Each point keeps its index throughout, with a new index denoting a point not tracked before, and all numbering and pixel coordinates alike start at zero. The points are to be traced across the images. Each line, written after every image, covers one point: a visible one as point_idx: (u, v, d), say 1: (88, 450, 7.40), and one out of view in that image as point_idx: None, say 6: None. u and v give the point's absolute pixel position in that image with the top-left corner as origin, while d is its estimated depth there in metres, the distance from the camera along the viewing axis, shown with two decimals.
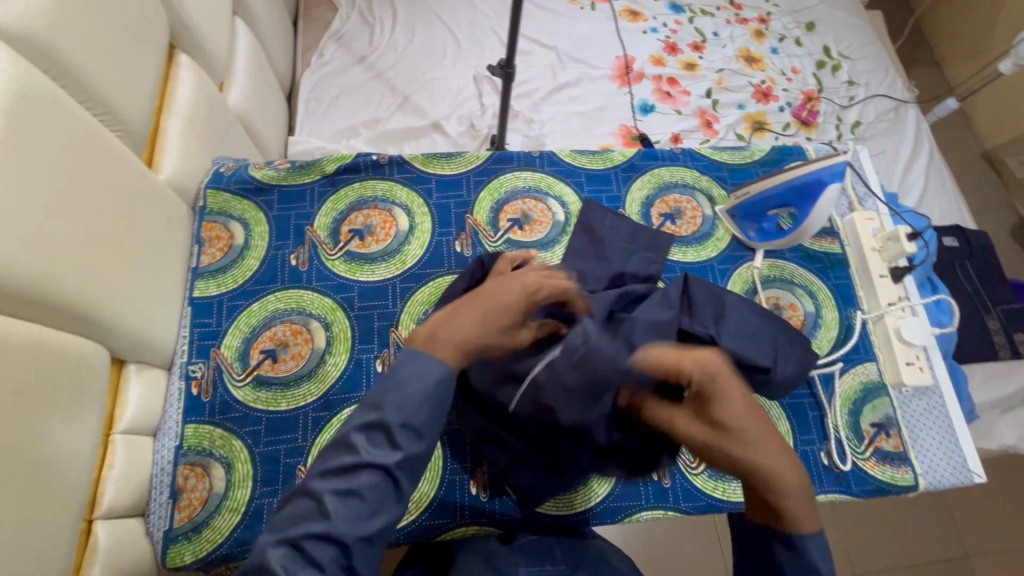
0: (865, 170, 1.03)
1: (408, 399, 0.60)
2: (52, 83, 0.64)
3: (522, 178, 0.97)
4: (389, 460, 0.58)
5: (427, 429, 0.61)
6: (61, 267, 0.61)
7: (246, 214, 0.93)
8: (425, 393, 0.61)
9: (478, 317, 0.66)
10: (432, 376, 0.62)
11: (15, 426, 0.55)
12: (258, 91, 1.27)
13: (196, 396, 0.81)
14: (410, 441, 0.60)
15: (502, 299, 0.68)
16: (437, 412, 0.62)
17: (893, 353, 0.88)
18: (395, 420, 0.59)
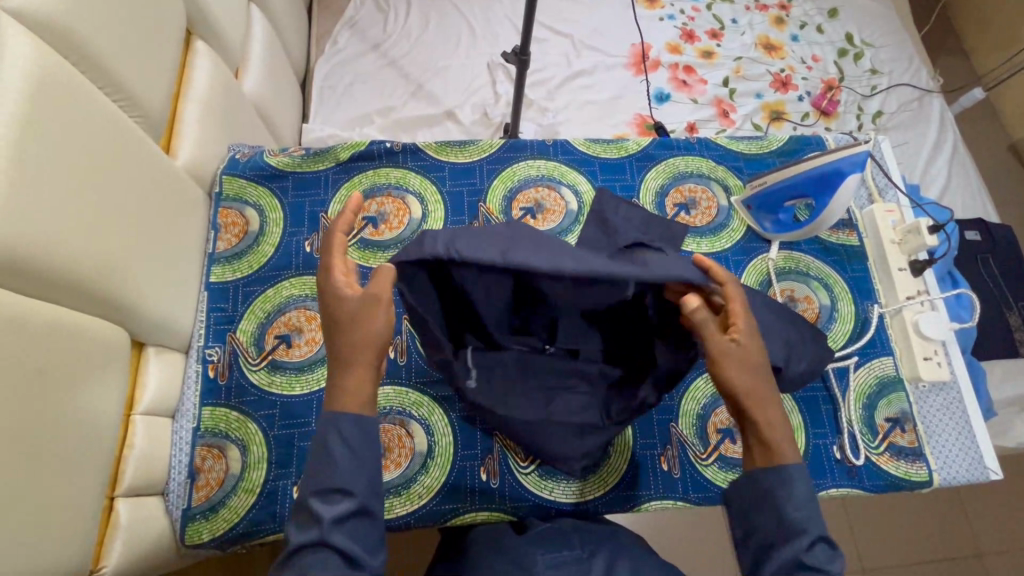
0: (886, 161, 1.01)
1: (319, 468, 0.56)
2: (73, 70, 0.65)
3: (536, 167, 0.97)
4: (318, 533, 0.54)
5: (354, 484, 0.56)
6: (84, 251, 0.62)
7: (261, 201, 0.93)
8: (336, 450, 0.57)
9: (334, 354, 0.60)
10: (329, 433, 0.58)
11: (40, 405, 0.56)
12: (273, 78, 1.28)
13: (213, 379, 0.82)
14: (337, 504, 0.55)
15: (332, 324, 0.61)
16: (350, 460, 0.57)
17: (910, 348, 0.87)
18: (312, 493, 0.56)
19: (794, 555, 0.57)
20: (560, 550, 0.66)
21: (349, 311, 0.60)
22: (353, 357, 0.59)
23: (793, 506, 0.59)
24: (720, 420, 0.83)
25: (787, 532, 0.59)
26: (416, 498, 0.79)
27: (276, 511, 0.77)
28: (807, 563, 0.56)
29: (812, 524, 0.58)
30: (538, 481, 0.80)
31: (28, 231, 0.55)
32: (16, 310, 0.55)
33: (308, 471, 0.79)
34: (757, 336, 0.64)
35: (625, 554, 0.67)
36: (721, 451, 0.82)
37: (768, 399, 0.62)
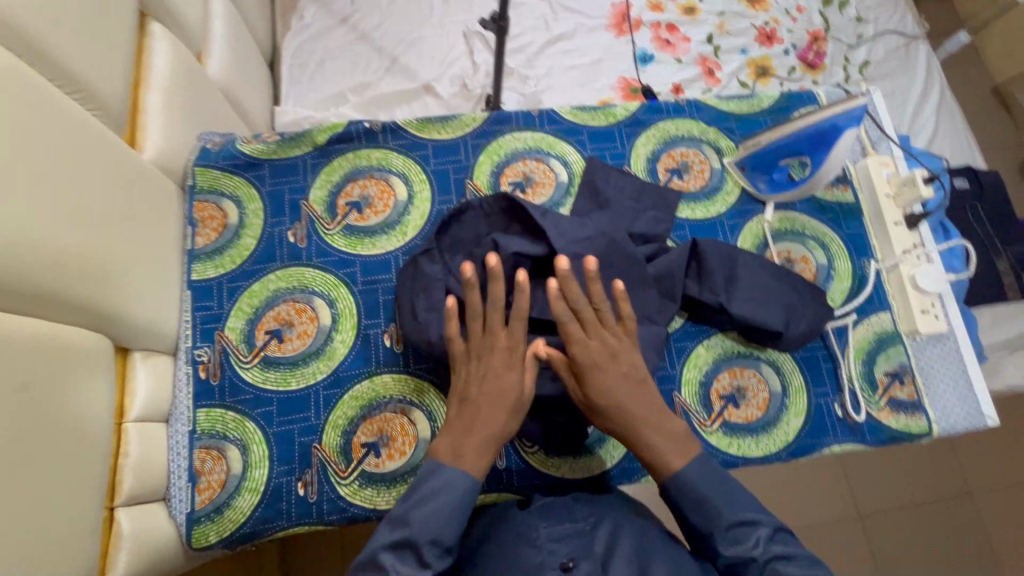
0: (878, 113, 0.99)
1: (435, 518, 0.63)
2: (24, 64, 0.60)
3: (522, 139, 0.93)
4: None
5: (453, 543, 0.63)
6: (59, 262, 0.59)
7: (238, 191, 0.88)
8: (451, 509, 0.63)
9: (467, 406, 0.68)
10: (453, 489, 0.64)
11: (31, 423, 0.54)
12: (237, 59, 1.21)
13: (205, 380, 0.80)
14: (437, 557, 0.62)
15: (479, 380, 0.69)
16: (463, 521, 0.64)
17: (907, 302, 0.87)
18: (424, 536, 0.62)
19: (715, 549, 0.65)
20: (563, 522, 0.68)
21: (506, 377, 0.69)
22: (494, 426, 0.67)
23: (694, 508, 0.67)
24: (723, 386, 0.83)
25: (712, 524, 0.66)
26: None
27: (283, 508, 0.76)
28: (724, 554, 0.64)
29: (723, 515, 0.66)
30: (543, 459, 0.80)
31: None
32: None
33: (312, 466, 0.78)
34: (614, 374, 0.70)
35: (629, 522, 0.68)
36: (725, 417, 0.82)
37: (635, 431, 0.69)
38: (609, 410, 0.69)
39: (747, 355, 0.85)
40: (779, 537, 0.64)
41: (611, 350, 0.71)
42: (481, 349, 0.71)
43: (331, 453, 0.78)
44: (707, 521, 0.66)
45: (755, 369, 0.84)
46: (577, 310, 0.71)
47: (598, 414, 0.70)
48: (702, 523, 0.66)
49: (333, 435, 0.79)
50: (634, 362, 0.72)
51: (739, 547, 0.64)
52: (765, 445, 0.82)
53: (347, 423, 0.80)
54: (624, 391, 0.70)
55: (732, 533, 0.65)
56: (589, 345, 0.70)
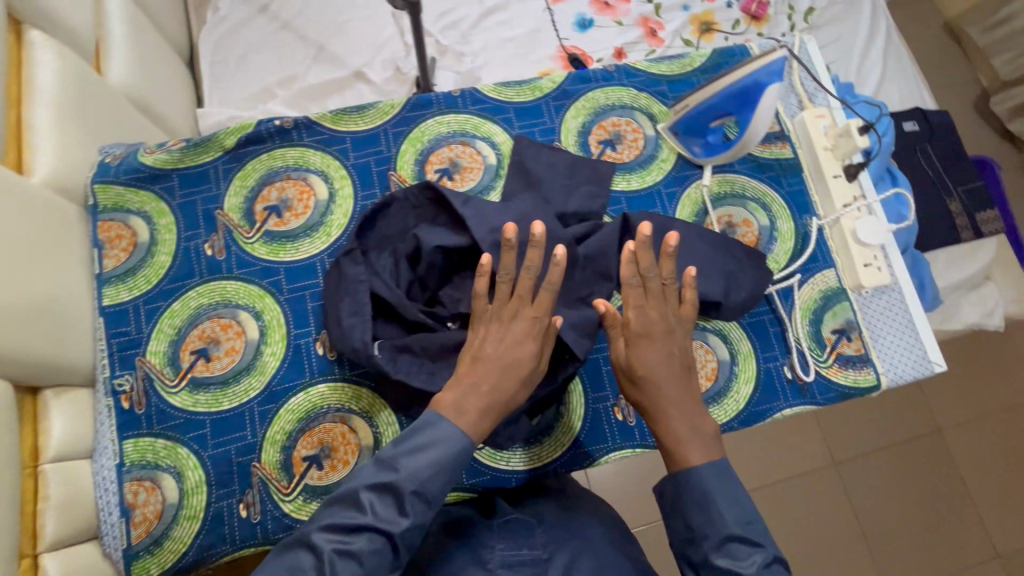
0: (812, 62, 0.96)
1: (425, 471, 0.61)
2: None
3: (445, 123, 0.88)
4: (393, 524, 0.59)
5: (438, 498, 0.61)
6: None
7: (146, 207, 0.82)
8: (444, 465, 0.61)
9: (479, 366, 0.66)
10: (446, 448, 0.62)
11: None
12: (144, 61, 1.13)
13: (129, 410, 0.75)
14: (418, 509, 0.60)
15: (498, 341, 0.67)
16: (451, 482, 0.62)
17: (850, 256, 0.86)
18: (408, 484, 0.60)
19: (705, 554, 0.65)
20: (521, 548, 0.69)
21: (524, 347, 0.67)
22: (503, 394, 0.65)
23: (692, 513, 0.67)
24: None
25: (697, 536, 0.66)
26: None
27: (226, 533, 0.73)
28: (716, 564, 0.64)
29: (716, 529, 0.65)
30: (492, 454, 0.78)
31: None
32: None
33: (252, 486, 0.75)
34: (661, 354, 0.71)
35: (588, 552, 0.69)
36: None
37: (664, 417, 0.69)
38: (644, 380, 0.70)
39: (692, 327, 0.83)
40: (773, 567, 0.63)
41: (668, 324, 0.72)
42: (505, 311, 0.68)
43: (272, 470, 0.75)
44: (712, 529, 0.65)
45: (702, 340, 0.83)
46: (644, 277, 0.72)
47: (635, 385, 0.71)
48: (704, 528, 0.66)
49: (273, 451, 0.76)
50: (682, 344, 0.73)
51: (733, 561, 0.64)
52: (715, 415, 0.81)
53: (287, 438, 0.77)
54: (670, 373, 0.71)
55: (727, 548, 0.65)
56: (647, 315, 0.72)
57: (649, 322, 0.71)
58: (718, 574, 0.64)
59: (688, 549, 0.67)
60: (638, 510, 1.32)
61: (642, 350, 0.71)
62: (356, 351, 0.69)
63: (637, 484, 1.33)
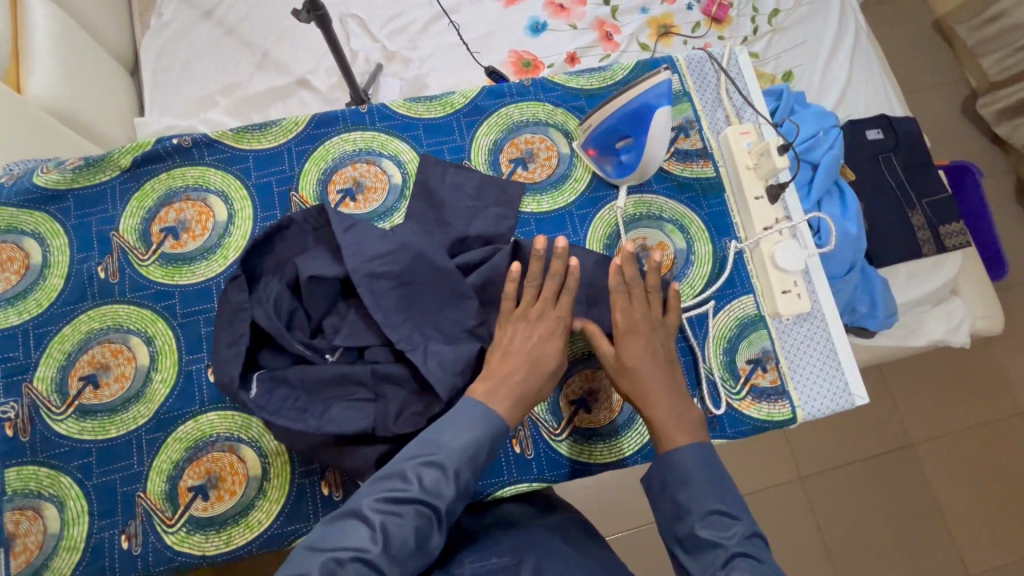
0: (742, 77, 0.91)
1: (470, 448, 0.61)
2: None
3: (350, 141, 0.86)
4: (439, 499, 0.59)
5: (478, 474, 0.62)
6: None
7: (40, 228, 0.81)
8: (484, 444, 0.62)
9: (510, 361, 0.66)
10: (487, 431, 0.62)
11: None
12: (74, 72, 1.12)
13: (12, 438, 0.74)
14: (464, 483, 0.61)
15: (522, 338, 0.68)
16: (490, 458, 0.63)
17: (769, 282, 0.82)
18: (454, 463, 0.60)
19: (690, 528, 0.64)
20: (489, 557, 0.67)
21: (549, 344, 0.68)
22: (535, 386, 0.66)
23: (680, 488, 0.65)
24: (573, 390, 0.79)
25: (681, 511, 0.65)
26: (256, 524, 0.74)
27: (106, 565, 0.72)
28: (700, 536, 0.62)
29: (699, 502, 0.64)
30: None
31: None
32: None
33: (135, 517, 0.73)
34: (649, 350, 0.70)
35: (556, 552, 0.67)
36: (575, 423, 0.78)
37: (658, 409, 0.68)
38: (635, 374, 0.69)
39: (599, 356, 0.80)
40: (753, 539, 0.62)
41: (653, 325, 0.72)
42: (528, 314, 0.69)
43: (156, 501, 0.74)
44: (695, 502, 0.64)
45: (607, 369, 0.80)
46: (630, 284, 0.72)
47: (627, 380, 0.70)
48: (688, 502, 0.64)
49: (158, 481, 0.75)
50: (665, 342, 0.72)
51: (716, 532, 0.62)
52: (619, 448, 0.77)
53: (173, 468, 0.75)
54: (663, 367, 0.70)
55: (710, 519, 0.63)
56: (633, 315, 0.71)
57: (632, 321, 0.71)
58: (702, 546, 0.62)
59: (674, 523, 0.65)
60: (618, 516, 1.28)
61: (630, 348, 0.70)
62: (225, 384, 0.67)
63: (601, 497, 1.29)
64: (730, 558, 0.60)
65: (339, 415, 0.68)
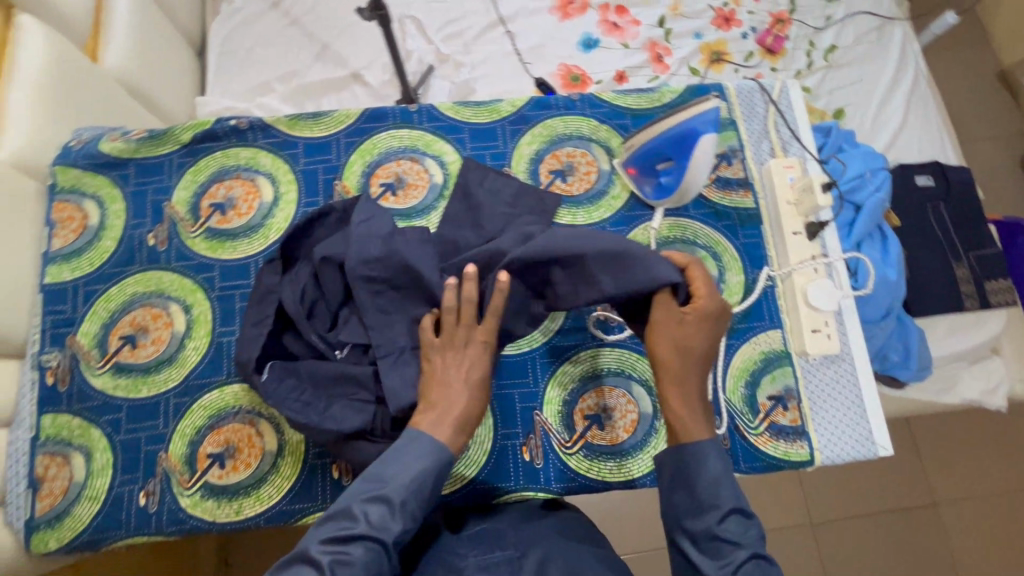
0: (792, 110, 0.91)
1: (417, 479, 0.61)
2: None
3: (397, 137, 0.88)
4: (388, 533, 0.59)
5: (426, 504, 0.62)
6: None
7: (100, 191, 0.86)
8: (430, 474, 0.62)
9: (442, 392, 0.65)
10: (433, 461, 0.62)
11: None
12: (145, 48, 1.18)
13: (53, 386, 0.78)
14: (411, 515, 0.61)
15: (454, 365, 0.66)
16: (437, 488, 0.64)
17: (799, 319, 0.80)
18: (399, 495, 0.61)
19: (709, 526, 0.60)
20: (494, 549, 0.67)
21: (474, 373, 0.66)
22: (472, 411, 0.65)
23: (703, 482, 0.62)
24: (587, 405, 0.79)
25: (703, 507, 0.62)
26: (266, 498, 0.76)
27: (123, 518, 0.75)
28: (719, 535, 0.60)
29: (721, 499, 0.61)
30: None
31: None
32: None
33: (155, 476, 0.76)
34: (704, 340, 0.67)
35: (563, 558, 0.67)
36: (587, 439, 0.78)
37: (687, 395, 0.66)
38: (683, 355, 0.66)
39: (617, 374, 0.80)
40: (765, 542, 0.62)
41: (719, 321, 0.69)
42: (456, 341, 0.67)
43: (176, 463, 0.77)
44: (724, 497, 0.61)
45: (625, 389, 0.79)
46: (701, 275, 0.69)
47: (675, 355, 0.66)
48: (711, 496, 0.62)
49: (180, 444, 0.78)
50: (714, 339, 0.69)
51: (735, 532, 0.60)
52: (627, 469, 0.77)
53: (195, 433, 0.78)
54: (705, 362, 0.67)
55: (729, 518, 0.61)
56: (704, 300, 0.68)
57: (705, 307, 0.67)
58: (718, 544, 0.60)
59: (691, 518, 0.62)
60: (633, 534, 1.26)
61: (679, 331, 0.67)
62: (243, 364, 0.71)
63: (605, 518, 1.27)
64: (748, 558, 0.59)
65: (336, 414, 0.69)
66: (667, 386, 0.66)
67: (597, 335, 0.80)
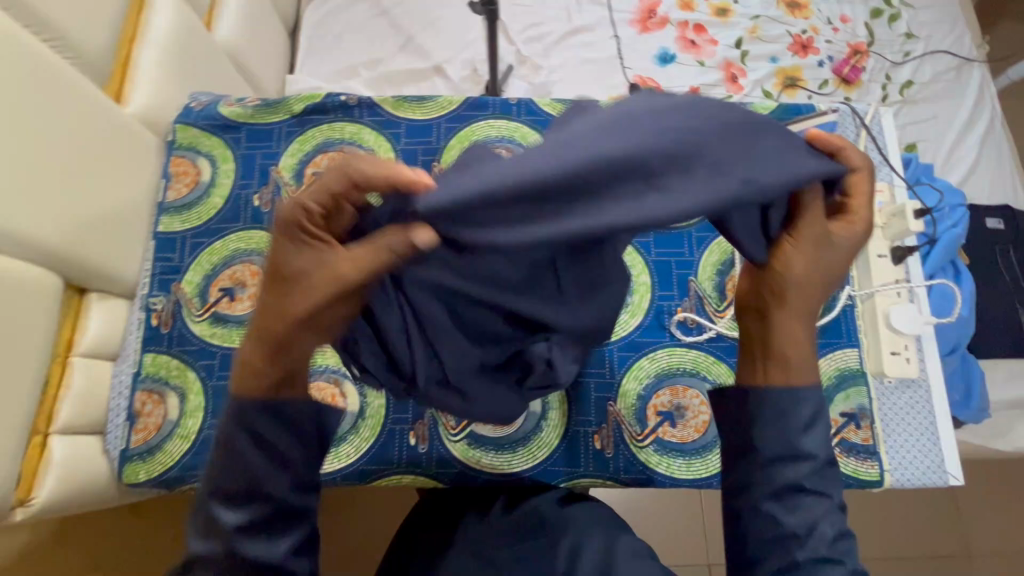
0: (884, 136, 0.92)
1: (220, 471, 0.50)
2: (13, 23, 0.67)
3: (495, 127, 0.92)
4: (218, 543, 0.50)
5: (251, 489, 0.50)
6: (2, 175, 0.63)
7: (213, 151, 0.91)
8: (236, 448, 0.50)
9: (268, 303, 0.48)
10: (229, 434, 0.50)
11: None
12: (250, 24, 1.25)
13: (156, 327, 0.83)
14: (236, 508, 0.51)
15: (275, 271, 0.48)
16: (251, 468, 0.50)
17: (878, 340, 0.81)
18: (208, 500, 0.51)
19: (798, 478, 0.51)
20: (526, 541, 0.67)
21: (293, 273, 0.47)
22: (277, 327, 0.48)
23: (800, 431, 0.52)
24: (661, 402, 0.80)
25: (796, 455, 0.51)
26: (344, 456, 0.79)
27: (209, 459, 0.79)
28: (807, 487, 0.51)
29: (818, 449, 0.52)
30: (467, 450, 0.79)
31: None
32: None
33: None
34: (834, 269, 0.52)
35: None
36: (658, 434, 0.79)
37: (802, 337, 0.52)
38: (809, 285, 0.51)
39: (692, 374, 0.82)
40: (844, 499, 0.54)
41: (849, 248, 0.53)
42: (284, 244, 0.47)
43: None
44: (818, 446, 0.52)
45: (699, 390, 0.81)
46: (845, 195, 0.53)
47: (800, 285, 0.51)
48: (806, 446, 0.51)
49: None
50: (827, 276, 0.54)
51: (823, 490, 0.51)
52: (695, 468, 0.78)
53: None
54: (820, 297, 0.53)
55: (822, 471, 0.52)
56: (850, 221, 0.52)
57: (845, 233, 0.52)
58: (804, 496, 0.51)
59: (777, 470, 0.51)
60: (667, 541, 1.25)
61: (820, 255, 0.51)
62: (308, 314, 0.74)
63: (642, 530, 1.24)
64: (832, 512, 0.51)
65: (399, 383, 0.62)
66: (784, 310, 0.52)
67: (677, 336, 0.83)
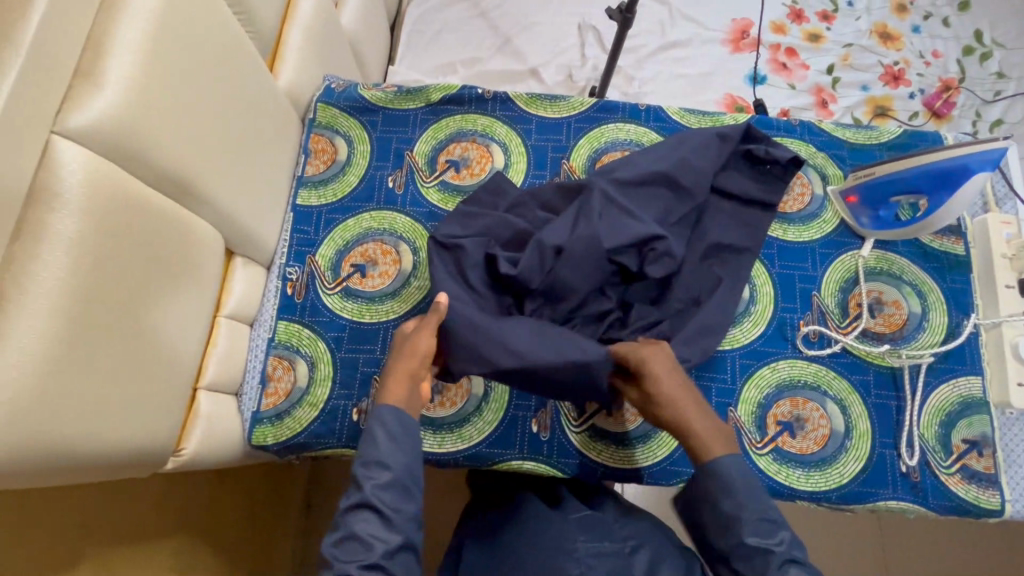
0: (1011, 169, 0.92)
1: (371, 441, 0.64)
2: None
3: (625, 131, 0.94)
4: (362, 498, 0.61)
5: (393, 458, 0.63)
6: (196, 133, 0.65)
7: (350, 132, 0.94)
8: (388, 428, 0.64)
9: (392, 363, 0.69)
10: (381, 422, 0.64)
11: (138, 280, 0.59)
12: (367, 14, 1.29)
13: (290, 296, 0.86)
14: (381, 473, 0.62)
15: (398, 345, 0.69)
16: (403, 445, 0.64)
17: (1005, 371, 0.81)
18: (358, 469, 0.63)
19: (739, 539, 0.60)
20: (601, 540, 0.69)
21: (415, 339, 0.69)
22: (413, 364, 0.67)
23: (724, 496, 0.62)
24: (782, 412, 0.81)
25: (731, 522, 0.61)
26: (468, 437, 0.81)
27: (335, 428, 0.81)
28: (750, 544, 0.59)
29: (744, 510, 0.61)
30: (588, 441, 0.80)
31: (163, 135, 0.60)
32: (122, 186, 0.56)
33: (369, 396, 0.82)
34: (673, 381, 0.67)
35: None
36: (778, 443, 0.80)
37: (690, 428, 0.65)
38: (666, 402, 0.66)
39: (814, 388, 0.82)
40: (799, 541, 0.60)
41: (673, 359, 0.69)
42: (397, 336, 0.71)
43: None
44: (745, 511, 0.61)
45: (819, 403, 0.81)
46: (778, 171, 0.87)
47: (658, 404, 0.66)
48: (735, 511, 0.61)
49: None
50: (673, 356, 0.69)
51: (764, 539, 0.60)
52: (816, 481, 0.79)
53: None
54: (680, 397, 0.66)
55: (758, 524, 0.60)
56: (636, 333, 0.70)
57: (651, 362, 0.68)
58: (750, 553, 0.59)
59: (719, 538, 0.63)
60: None
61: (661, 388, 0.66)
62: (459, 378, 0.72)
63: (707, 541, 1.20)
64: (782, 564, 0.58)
65: (532, 340, 0.69)
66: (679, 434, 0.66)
67: (799, 348, 0.84)
